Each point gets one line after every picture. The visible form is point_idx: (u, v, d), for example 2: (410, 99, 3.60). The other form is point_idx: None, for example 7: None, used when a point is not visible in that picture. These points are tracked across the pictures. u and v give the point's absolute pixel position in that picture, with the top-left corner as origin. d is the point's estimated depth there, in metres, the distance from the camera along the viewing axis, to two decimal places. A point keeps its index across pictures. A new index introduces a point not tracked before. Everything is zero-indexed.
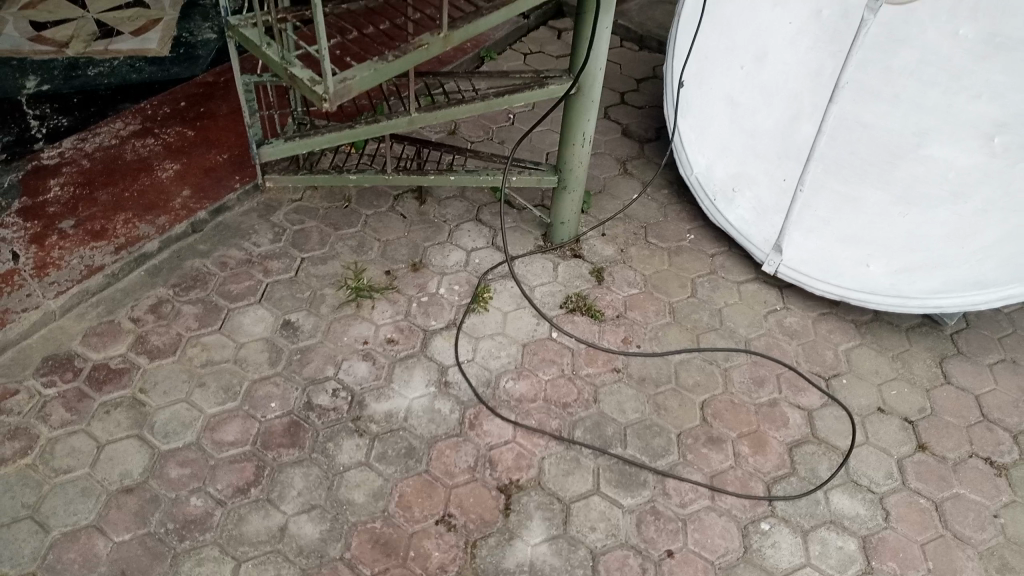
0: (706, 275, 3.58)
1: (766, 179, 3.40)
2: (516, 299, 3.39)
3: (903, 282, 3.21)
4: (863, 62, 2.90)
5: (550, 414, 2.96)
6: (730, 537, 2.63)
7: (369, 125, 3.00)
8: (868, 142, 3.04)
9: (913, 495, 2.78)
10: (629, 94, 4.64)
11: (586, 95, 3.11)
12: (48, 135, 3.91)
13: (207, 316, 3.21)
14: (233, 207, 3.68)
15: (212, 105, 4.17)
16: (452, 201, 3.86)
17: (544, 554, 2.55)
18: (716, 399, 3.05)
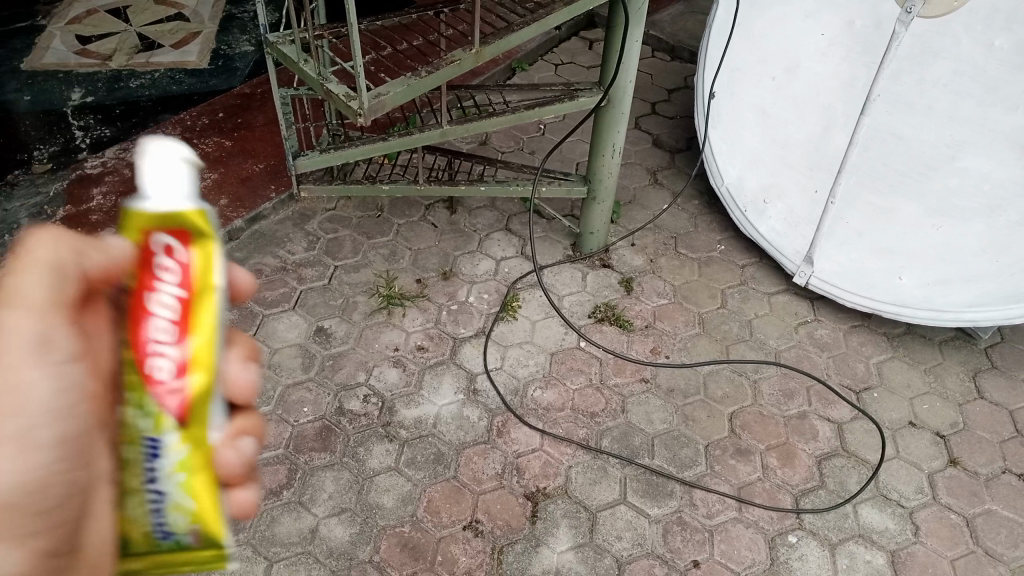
0: (736, 286, 3.58)
1: (797, 191, 3.41)
2: (545, 308, 3.42)
3: (936, 295, 3.17)
4: (897, 73, 2.90)
5: (578, 423, 2.98)
6: (757, 548, 2.62)
7: (403, 137, 3.06)
8: (902, 153, 3.05)
9: (944, 511, 2.75)
10: (660, 105, 4.66)
11: (616, 107, 3.14)
12: (92, 145, 4.03)
13: (243, 322, 3.28)
14: (269, 216, 3.76)
15: (250, 116, 4.27)
16: (482, 211, 3.91)
17: (570, 561, 2.56)
18: (745, 410, 3.05)
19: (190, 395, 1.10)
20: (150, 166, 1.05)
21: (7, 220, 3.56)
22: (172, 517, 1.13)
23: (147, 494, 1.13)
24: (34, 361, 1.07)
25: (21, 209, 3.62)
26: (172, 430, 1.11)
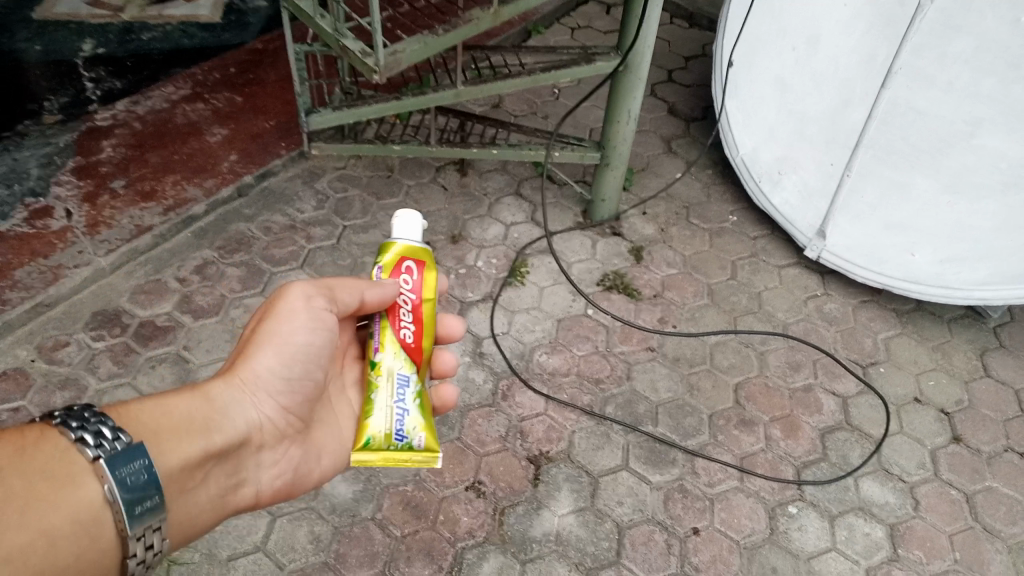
0: (746, 257, 3.57)
1: (813, 164, 3.34)
2: (553, 274, 3.41)
3: (948, 272, 3.16)
4: (918, 47, 2.81)
5: (583, 389, 2.99)
6: (757, 518, 2.64)
7: (417, 97, 3.03)
8: (920, 129, 2.95)
9: (944, 487, 2.76)
10: (676, 72, 4.60)
11: (634, 74, 3.10)
12: (102, 97, 4.00)
13: (251, 279, 3.28)
14: (279, 173, 3.74)
15: (261, 72, 4.23)
16: (493, 174, 3.88)
17: (571, 524, 2.58)
18: (750, 381, 3.05)
19: (418, 355, 1.84)
20: (397, 226, 1.82)
21: (17, 169, 3.55)
22: (409, 425, 1.77)
23: (394, 409, 1.78)
24: (303, 308, 1.77)
25: (30, 158, 3.61)
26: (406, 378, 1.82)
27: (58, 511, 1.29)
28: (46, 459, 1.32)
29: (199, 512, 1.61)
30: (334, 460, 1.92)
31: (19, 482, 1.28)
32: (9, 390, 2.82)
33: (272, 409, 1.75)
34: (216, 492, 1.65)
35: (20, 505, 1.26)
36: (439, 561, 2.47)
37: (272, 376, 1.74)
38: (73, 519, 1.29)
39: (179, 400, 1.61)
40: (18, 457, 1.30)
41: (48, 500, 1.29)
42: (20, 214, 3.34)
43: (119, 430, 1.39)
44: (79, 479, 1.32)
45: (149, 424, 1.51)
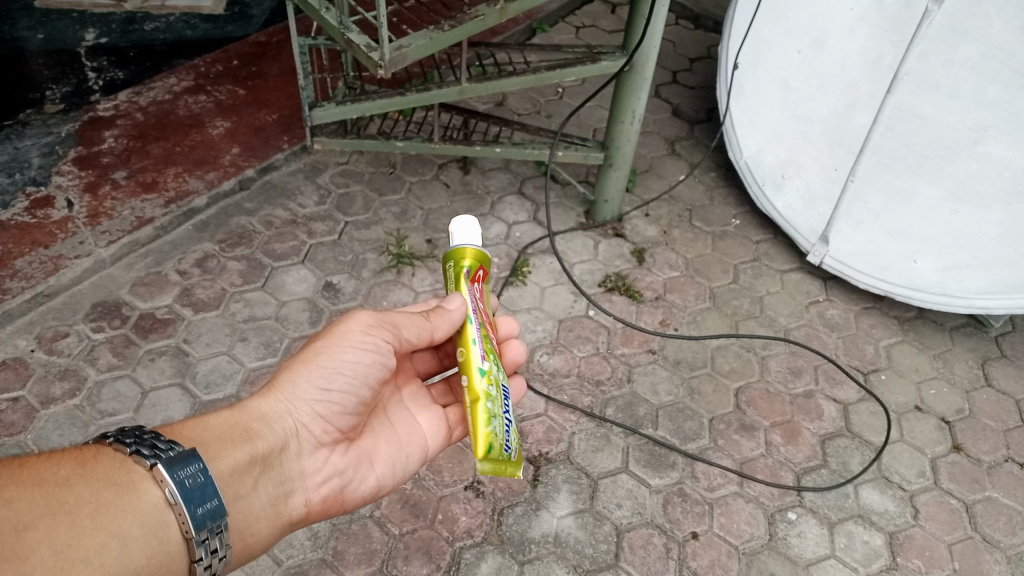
0: (749, 261, 3.56)
1: (816, 168, 3.33)
2: (555, 275, 3.40)
3: (950, 280, 3.17)
4: (924, 53, 2.80)
5: (583, 390, 2.98)
6: (756, 523, 2.63)
7: (420, 92, 3.01)
8: (925, 135, 2.94)
9: (944, 495, 2.75)
10: (681, 74, 4.59)
11: (639, 73, 3.08)
12: (104, 87, 3.98)
13: (251, 273, 3.26)
14: (281, 167, 3.72)
15: (264, 65, 4.20)
16: (496, 173, 3.86)
17: (570, 526, 2.57)
18: (751, 386, 3.04)
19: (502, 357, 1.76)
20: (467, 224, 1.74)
21: (18, 158, 3.53)
22: (512, 438, 1.67)
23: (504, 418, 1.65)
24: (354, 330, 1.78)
25: (32, 147, 3.58)
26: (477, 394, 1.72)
27: (127, 514, 1.30)
28: (108, 469, 1.35)
29: (255, 519, 1.57)
30: (390, 471, 1.89)
31: (87, 490, 1.29)
32: (7, 381, 2.80)
33: (314, 418, 1.73)
34: (270, 500, 1.62)
35: (91, 510, 1.27)
36: (437, 560, 2.46)
37: (314, 390, 1.73)
38: (141, 520, 1.31)
39: (216, 415, 1.61)
40: (82, 468, 1.32)
41: (113, 505, 1.30)
42: (21, 203, 3.32)
43: (173, 441, 1.42)
44: (140, 485, 1.34)
45: (187, 437, 1.51)
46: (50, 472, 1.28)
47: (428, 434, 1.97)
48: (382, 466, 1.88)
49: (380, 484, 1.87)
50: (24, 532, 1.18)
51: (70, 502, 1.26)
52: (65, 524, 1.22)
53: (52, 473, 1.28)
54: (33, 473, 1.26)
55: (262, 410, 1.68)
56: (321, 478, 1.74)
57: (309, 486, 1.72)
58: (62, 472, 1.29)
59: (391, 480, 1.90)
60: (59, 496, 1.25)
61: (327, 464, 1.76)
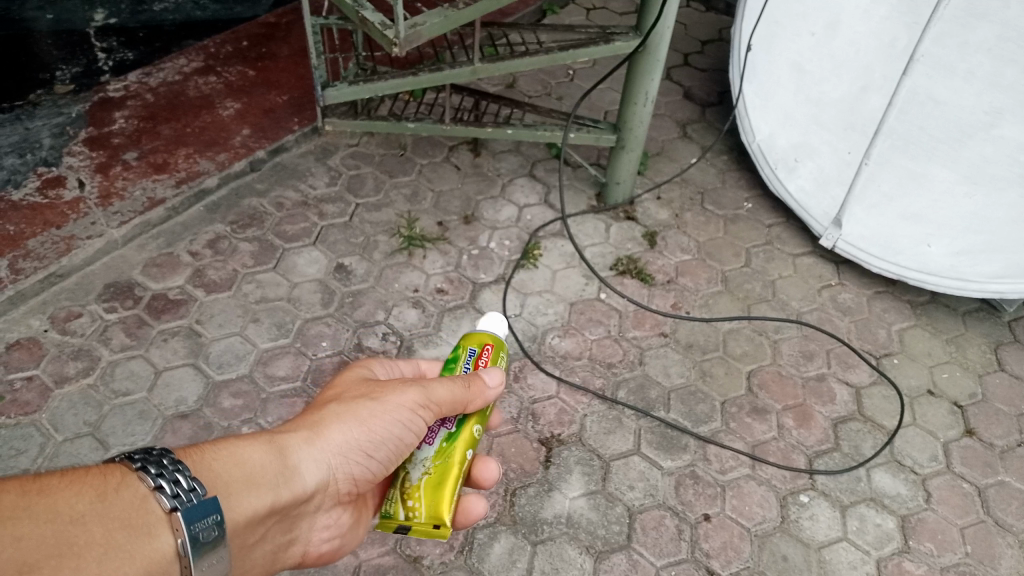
0: (761, 245, 3.54)
1: (830, 151, 3.30)
2: (567, 257, 3.39)
3: (963, 264, 3.16)
4: (939, 36, 2.76)
5: (594, 372, 2.98)
6: (769, 506, 2.63)
7: (432, 73, 2.99)
8: (939, 119, 2.91)
9: (956, 479, 2.75)
10: (692, 56, 4.56)
11: (652, 54, 3.05)
12: (114, 67, 3.97)
13: (263, 254, 3.26)
14: (292, 148, 3.71)
15: (274, 46, 4.19)
16: (507, 155, 3.85)
17: (582, 507, 2.58)
18: (763, 368, 3.04)
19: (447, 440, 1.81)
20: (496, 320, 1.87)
21: (29, 138, 3.52)
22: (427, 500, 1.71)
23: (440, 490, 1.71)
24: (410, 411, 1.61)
25: (43, 128, 3.57)
26: (442, 444, 1.69)
27: (134, 564, 1.13)
28: (127, 506, 1.18)
29: (250, 566, 1.46)
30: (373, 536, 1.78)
31: (99, 529, 1.13)
32: (21, 360, 2.81)
33: (345, 480, 1.57)
34: (269, 548, 1.50)
35: (99, 553, 1.11)
36: (450, 540, 2.47)
37: (356, 449, 1.57)
38: (148, 572, 1.14)
39: (250, 446, 1.42)
40: (100, 502, 1.16)
41: (123, 550, 1.13)
42: (32, 184, 3.32)
43: (197, 481, 1.25)
44: (153, 530, 1.17)
45: (210, 475, 1.33)
46: (65, 505, 1.13)
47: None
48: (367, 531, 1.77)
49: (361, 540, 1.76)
50: (26, 575, 1.03)
51: (80, 544, 1.10)
52: (71, 567, 1.07)
53: (67, 505, 1.13)
54: (46, 504, 1.11)
55: (299, 456, 1.50)
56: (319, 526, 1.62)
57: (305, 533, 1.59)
58: (78, 506, 1.14)
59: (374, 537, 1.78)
60: (70, 535, 1.10)
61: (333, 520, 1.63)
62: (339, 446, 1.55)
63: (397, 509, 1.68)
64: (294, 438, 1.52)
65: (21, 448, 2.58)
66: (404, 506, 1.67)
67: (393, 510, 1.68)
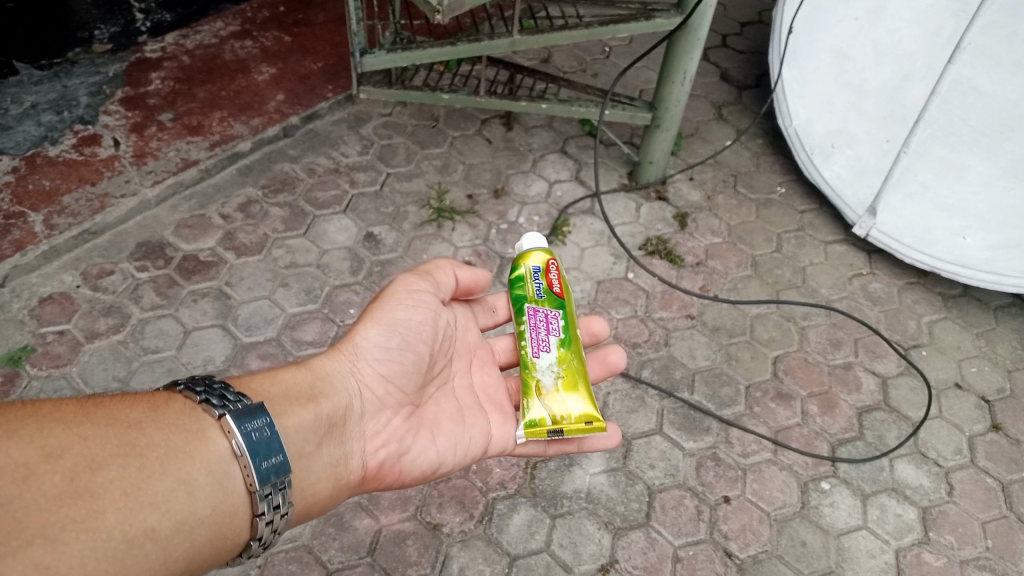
0: (793, 230, 3.51)
1: (868, 139, 3.25)
2: (596, 235, 3.38)
3: (998, 259, 3.11)
4: (988, 24, 2.69)
5: (619, 351, 2.97)
6: (789, 491, 2.63)
7: (470, 44, 2.97)
8: (981, 110, 2.85)
9: (980, 474, 2.73)
10: (731, 38, 4.50)
11: (693, 32, 3.01)
12: (152, 28, 3.98)
13: (294, 220, 3.28)
14: (325, 116, 3.72)
15: (311, 12, 4.18)
16: (539, 130, 3.83)
17: (602, 484, 2.59)
18: (790, 355, 3.02)
19: None
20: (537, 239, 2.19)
21: (67, 95, 3.55)
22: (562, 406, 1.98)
23: None
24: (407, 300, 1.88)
25: (80, 86, 3.60)
26: (559, 349, 2.00)
27: (192, 458, 1.36)
28: (178, 415, 1.42)
29: (313, 480, 1.59)
30: (451, 447, 1.83)
31: (157, 434, 1.37)
32: (54, 314, 2.85)
33: (372, 377, 1.79)
34: (329, 463, 1.64)
35: (160, 455, 1.34)
36: (470, 509, 2.49)
37: (379, 350, 1.81)
38: (206, 468, 1.37)
39: (283, 373, 1.70)
40: (153, 413, 1.40)
41: (181, 450, 1.37)
42: (68, 140, 3.35)
43: (241, 395, 1.50)
44: (208, 434, 1.41)
45: (257, 392, 1.60)
46: (123, 414, 1.37)
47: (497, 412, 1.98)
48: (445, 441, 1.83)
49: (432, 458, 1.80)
50: (98, 469, 1.26)
51: (142, 444, 1.34)
52: (137, 466, 1.30)
53: (125, 416, 1.37)
54: (108, 415, 1.35)
55: (331, 373, 1.75)
56: (377, 444, 1.74)
57: (365, 451, 1.71)
58: (135, 415, 1.37)
59: (450, 460, 1.83)
60: (133, 438, 1.34)
61: (387, 427, 1.77)
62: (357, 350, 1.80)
63: (544, 415, 1.92)
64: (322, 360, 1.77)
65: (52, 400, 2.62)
66: (550, 409, 1.93)
67: (540, 417, 1.92)
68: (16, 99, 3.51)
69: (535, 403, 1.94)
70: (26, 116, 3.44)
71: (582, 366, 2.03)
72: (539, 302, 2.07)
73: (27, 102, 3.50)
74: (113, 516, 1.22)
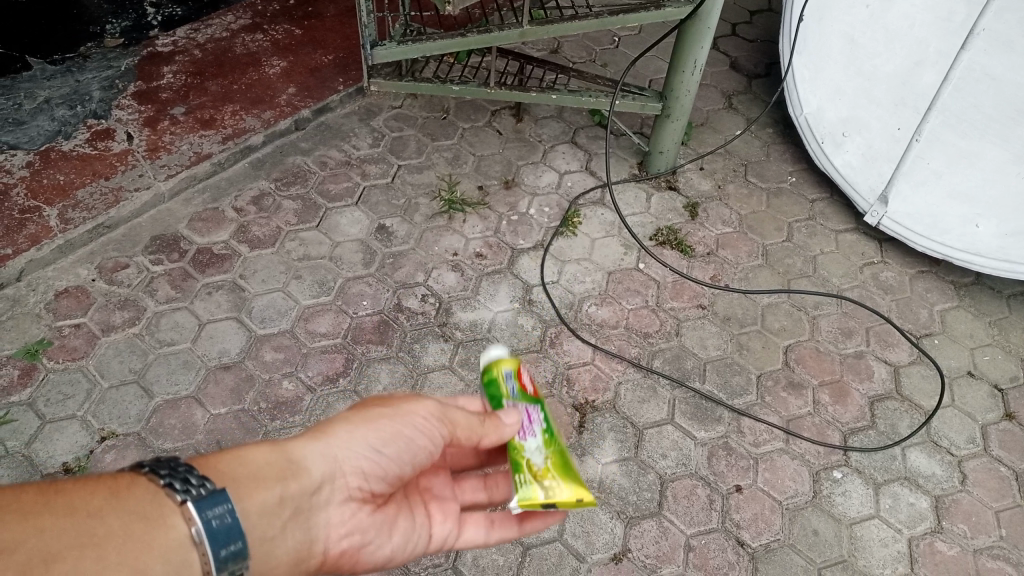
0: (804, 219, 3.50)
1: (879, 126, 3.24)
2: (606, 226, 3.38)
3: (1012, 246, 3.09)
4: (1000, 10, 2.66)
5: (631, 341, 2.98)
6: (801, 480, 2.63)
7: (481, 35, 2.98)
8: (994, 96, 2.83)
9: (993, 462, 2.73)
10: (740, 26, 4.48)
11: (703, 21, 3.00)
12: (163, 22, 4.00)
13: (307, 212, 3.30)
14: (336, 108, 3.73)
15: (321, 5, 4.19)
16: (549, 121, 3.83)
17: (614, 473, 2.60)
18: (801, 344, 3.03)
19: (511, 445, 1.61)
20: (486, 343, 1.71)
21: (79, 90, 3.57)
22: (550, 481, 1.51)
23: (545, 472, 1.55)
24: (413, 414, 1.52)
25: (92, 80, 3.63)
26: (545, 436, 1.56)
27: (150, 550, 1.08)
28: (143, 499, 1.13)
29: (273, 565, 1.30)
30: (411, 550, 1.57)
31: (116, 521, 1.09)
32: (70, 307, 2.87)
33: (357, 473, 1.44)
34: (296, 547, 1.33)
35: (119, 544, 1.07)
36: None
37: (368, 447, 1.46)
38: (165, 559, 1.09)
39: (252, 448, 1.34)
40: (115, 496, 1.12)
41: (140, 539, 1.09)
42: (82, 135, 3.38)
43: (206, 475, 1.18)
44: (168, 519, 1.11)
45: (216, 471, 1.25)
46: (82, 501, 1.09)
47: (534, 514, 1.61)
48: (406, 549, 1.56)
49: (393, 555, 1.54)
50: (51, 565, 1.01)
51: (100, 535, 1.07)
52: (92, 557, 1.04)
53: (84, 501, 1.09)
54: (65, 501, 1.08)
55: (307, 454, 1.40)
56: (341, 534, 1.43)
57: (328, 541, 1.41)
58: (94, 501, 1.10)
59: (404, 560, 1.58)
60: (89, 526, 1.07)
61: (352, 520, 1.45)
62: (344, 440, 1.45)
63: (536, 492, 1.46)
64: (298, 439, 1.42)
65: (70, 392, 2.65)
66: (542, 486, 1.47)
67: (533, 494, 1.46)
68: (29, 94, 3.54)
69: (524, 481, 1.48)
70: (40, 111, 3.46)
71: (568, 459, 1.59)
72: (519, 402, 1.57)
73: (40, 97, 3.53)
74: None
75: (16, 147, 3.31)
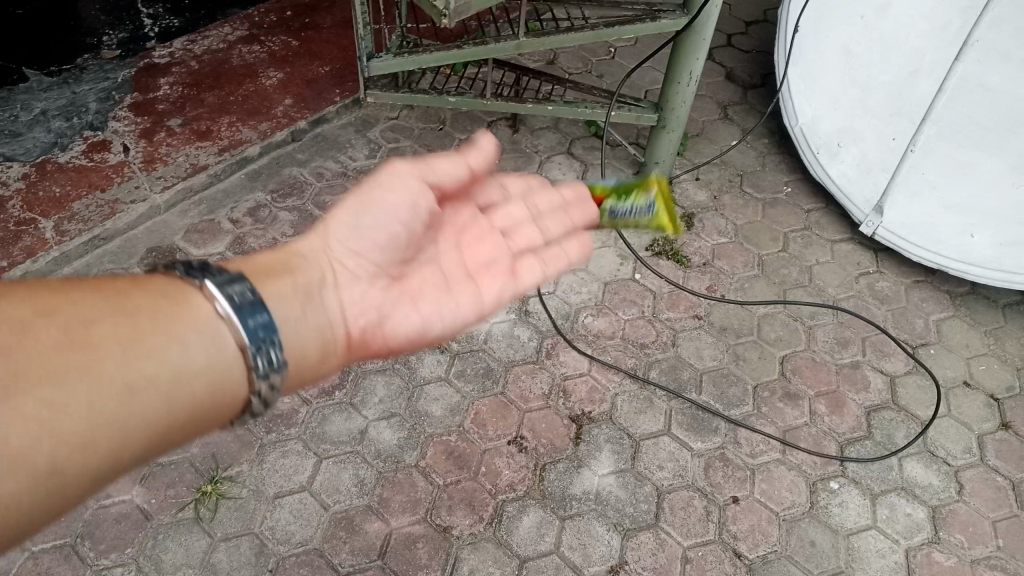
0: (799, 230, 3.51)
1: (874, 137, 3.25)
2: (603, 236, 3.39)
3: (1008, 256, 3.09)
4: (995, 21, 2.66)
5: (627, 352, 2.98)
6: (798, 491, 2.63)
7: (477, 46, 2.98)
8: (988, 107, 2.83)
9: (990, 473, 2.73)
10: (736, 37, 4.50)
11: (698, 33, 3.02)
12: (160, 34, 4.01)
13: (303, 224, 3.30)
14: (333, 119, 3.74)
15: (317, 17, 4.21)
16: (545, 132, 3.84)
17: (610, 485, 2.60)
18: (797, 354, 3.03)
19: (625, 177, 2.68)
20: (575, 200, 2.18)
21: (76, 102, 3.58)
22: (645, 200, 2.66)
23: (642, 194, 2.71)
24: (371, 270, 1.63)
25: (89, 92, 3.63)
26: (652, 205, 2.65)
27: (182, 329, 1.17)
28: (168, 288, 1.22)
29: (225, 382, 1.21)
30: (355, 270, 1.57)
31: (142, 299, 1.18)
32: None
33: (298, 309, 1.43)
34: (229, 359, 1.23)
35: (149, 319, 1.15)
36: (479, 512, 2.50)
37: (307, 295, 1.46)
38: (196, 328, 1.19)
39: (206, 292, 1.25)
40: (137, 284, 1.21)
41: (168, 313, 1.18)
42: (78, 147, 3.38)
43: (239, 280, 1.27)
44: (191, 299, 1.21)
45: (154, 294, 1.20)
46: (84, 295, 1.12)
47: (561, 257, 1.88)
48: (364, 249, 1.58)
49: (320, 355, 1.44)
50: (90, 325, 1.08)
51: (130, 306, 1.15)
52: (126, 325, 1.11)
53: (82, 296, 1.12)
54: (80, 295, 1.12)
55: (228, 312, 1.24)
56: (358, 312, 1.56)
57: (348, 319, 1.54)
58: (117, 283, 1.18)
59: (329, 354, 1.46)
60: (120, 303, 1.14)
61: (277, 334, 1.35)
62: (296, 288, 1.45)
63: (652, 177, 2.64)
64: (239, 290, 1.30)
65: None
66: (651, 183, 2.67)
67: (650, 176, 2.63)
68: (26, 105, 3.54)
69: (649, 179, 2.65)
70: (37, 123, 3.46)
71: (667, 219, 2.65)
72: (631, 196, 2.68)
73: (37, 108, 3.53)
74: (107, 403, 1.04)
75: (12, 158, 3.31)
